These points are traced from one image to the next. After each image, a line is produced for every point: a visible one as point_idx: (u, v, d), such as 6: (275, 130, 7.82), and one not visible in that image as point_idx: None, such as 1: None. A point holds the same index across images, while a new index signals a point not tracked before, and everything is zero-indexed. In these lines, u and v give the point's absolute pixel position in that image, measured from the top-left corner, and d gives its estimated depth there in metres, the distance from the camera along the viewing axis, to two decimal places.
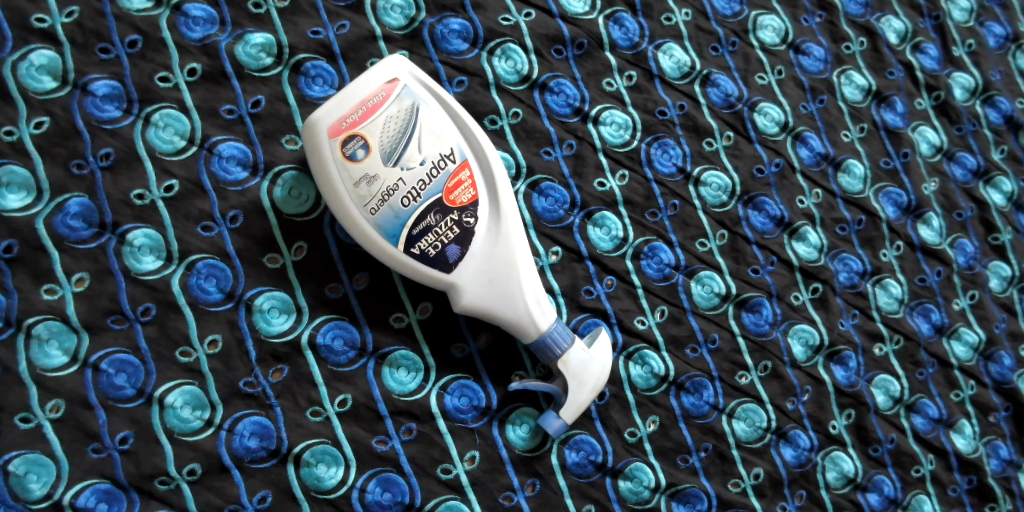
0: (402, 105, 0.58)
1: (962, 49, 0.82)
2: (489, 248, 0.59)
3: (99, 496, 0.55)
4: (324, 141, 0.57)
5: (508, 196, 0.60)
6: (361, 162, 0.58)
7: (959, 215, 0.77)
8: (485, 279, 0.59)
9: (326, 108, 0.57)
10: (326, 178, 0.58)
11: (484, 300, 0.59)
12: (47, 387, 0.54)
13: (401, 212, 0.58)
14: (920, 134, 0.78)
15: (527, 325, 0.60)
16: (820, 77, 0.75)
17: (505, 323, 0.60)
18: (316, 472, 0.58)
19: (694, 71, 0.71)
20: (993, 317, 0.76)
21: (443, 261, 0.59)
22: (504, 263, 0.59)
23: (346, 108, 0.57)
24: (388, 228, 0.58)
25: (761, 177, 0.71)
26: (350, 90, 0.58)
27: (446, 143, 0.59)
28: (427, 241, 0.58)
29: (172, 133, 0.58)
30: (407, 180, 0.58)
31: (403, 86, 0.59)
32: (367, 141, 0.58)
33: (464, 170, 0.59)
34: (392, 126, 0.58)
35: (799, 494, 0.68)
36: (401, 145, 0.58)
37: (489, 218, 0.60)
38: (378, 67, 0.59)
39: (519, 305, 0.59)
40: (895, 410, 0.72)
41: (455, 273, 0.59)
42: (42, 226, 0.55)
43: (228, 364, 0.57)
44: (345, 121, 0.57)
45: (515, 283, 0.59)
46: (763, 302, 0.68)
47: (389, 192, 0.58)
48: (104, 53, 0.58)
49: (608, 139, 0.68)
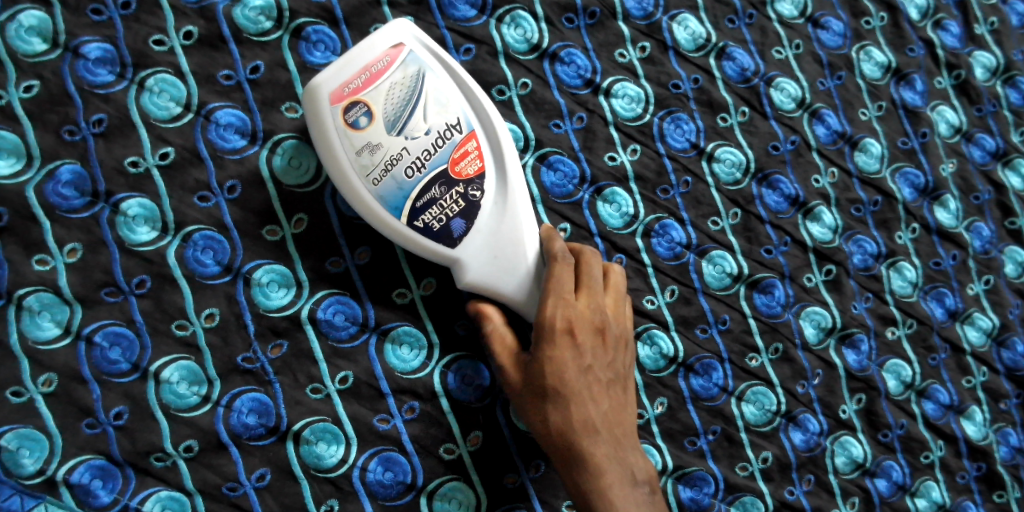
0: (408, 71, 0.56)
1: (985, 27, 0.79)
2: (494, 223, 0.57)
3: (94, 472, 0.53)
4: (325, 107, 0.55)
5: (517, 169, 0.58)
6: (363, 131, 0.56)
7: (977, 198, 0.75)
8: (489, 254, 0.57)
9: (327, 73, 0.55)
10: (326, 145, 0.56)
11: (488, 276, 0.57)
12: (39, 361, 0.53)
13: (405, 184, 0.56)
14: (939, 113, 0.76)
15: (531, 305, 0.58)
16: (839, 53, 0.73)
17: (508, 301, 0.58)
18: (316, 451, 0.56)
19: (709, 44, 0.69)
20: (1007, 302, 0.75)
21: (447, 235, 0.57)
22: (510, 240, 0.57)
23: (348, 74, 0.55)
24: (388, 200, 0.56)
25: (777, 154, 0.69)
26: (353, 55, 0.56)
27: (452, 112, 0.57)
28: (430, 214, 0.57)
29: (168, 100, 0.56)
30: (411, 149, 0.56)
31: (408, 52, 0.57)
32: (371, 108, 0.56)
33: (470, 141, 0.57)
34: (396, 93, 0.56)
35: (807, 479, 0.66)
36: (406, 114, 0.56)
37: (495, 192, 0.58)
38: (383, 30, 0.57)
39: (524, 284, 0.58)
40: (906, 396, 0.70)
41: (459, 248, 0.57)
42: (33, 194, 0.54)
43: (225, 339, 0.56)
44: (347, 87, 0.55)
45: (521, 260, 0.57)
46: (776, 283, 0.67)
47: (392, 162, 0.56)
48: (97, 14, 0.56)
49: (620, 112, 0.65)
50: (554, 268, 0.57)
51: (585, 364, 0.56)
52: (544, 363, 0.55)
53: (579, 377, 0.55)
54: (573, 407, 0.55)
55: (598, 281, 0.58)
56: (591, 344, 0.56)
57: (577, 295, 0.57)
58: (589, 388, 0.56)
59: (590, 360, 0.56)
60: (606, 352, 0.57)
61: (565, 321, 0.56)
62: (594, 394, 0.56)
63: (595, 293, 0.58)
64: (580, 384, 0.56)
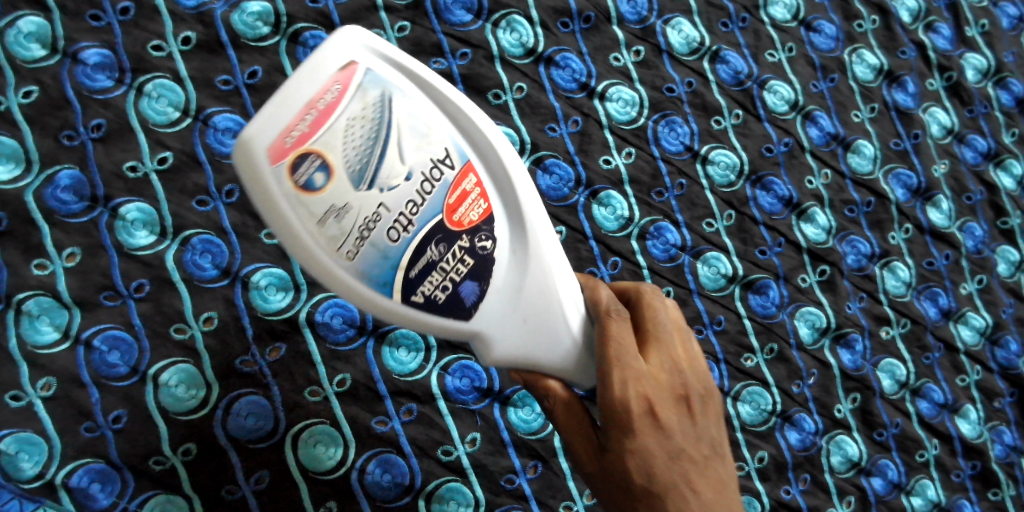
0: (368, 97, 0.46)
1: (976, 29, 0.80)
2: (516, 280, 0.49)
3: (93, 476, 0.53)
4: (266, 170, 0.44)
5: (530, 197, 0.49)
6: (322, 191, 0.45)
7: (969, 198, 0.76)
8: (517, 318, 0.49)
9: (260, 123, 0.44)
10: (279, 219, 0.45)
11: (521, 346, 0.49)
12: (38, 365, 0.53)
13: (390, 250, 0.47)
14: (931, 115, 0.76)
15: (586, 365, 0.49)
16: (832, 56, 0.74)
17: (551, 370, 0.49)
18: (315, 453, 0.57)
19: (703, 47, 0.69)
20: (1000, 301, 0.75)
21: (458, 306, 0.48)
22: (538, 293, 0.48)
23: (288, 117, 0.44)
24: (376, 271, 0.47)
25: (770, 156, 0.69)
26: (287, 91, 0.44)
27: (437, 140, 0.47)
28: (431, 280, 0.48)
29: (166, 104, 0.57)
30: (391, 203, 0.46)
31: (362, 72, 0.46)
32: (327, 158, 0.45)
33: (467, 176, 0.48)
34: (358, 129, 0.45)
35: (803, 478, 0.66)
36: (376, 156, 0.46)
37: (511, 239, 0.49)
38: (319, 53, 0.45)
39: (567, 346, 0.49)
40: (900, 395, 0.70)
41: (476, 318, 0.49)
42: (32, 198, 0.54)
43: (224, 342, 0.56)
44: (290, 135, 0.44)
45: (556, 313, 0.49)
46: (770, 283, 0.67)
47: (371, 224, 0.46)
48: (95, 21, 0.57)
49: (615, 115, 0.66)
50: (609, 325, 0.48)
51: (676, 448, 0.47)
52: (626, 454, 0.46)
53: (670, 464, 0.47)
54: (673, 504, 0.47)
55: (668, 334, 0.49)
56: (676, 419, 0.48)
57: (647, 359, 0.49)
58: (684, 475, 0.47)
59: (679, 439, 0.47)
60: (694, 425, 0.49)
61: (643, 400, 0.47)
62: (693, 482, 0.47)
63: (666, 347, 0.49)
64: (675, 474, 0.47)
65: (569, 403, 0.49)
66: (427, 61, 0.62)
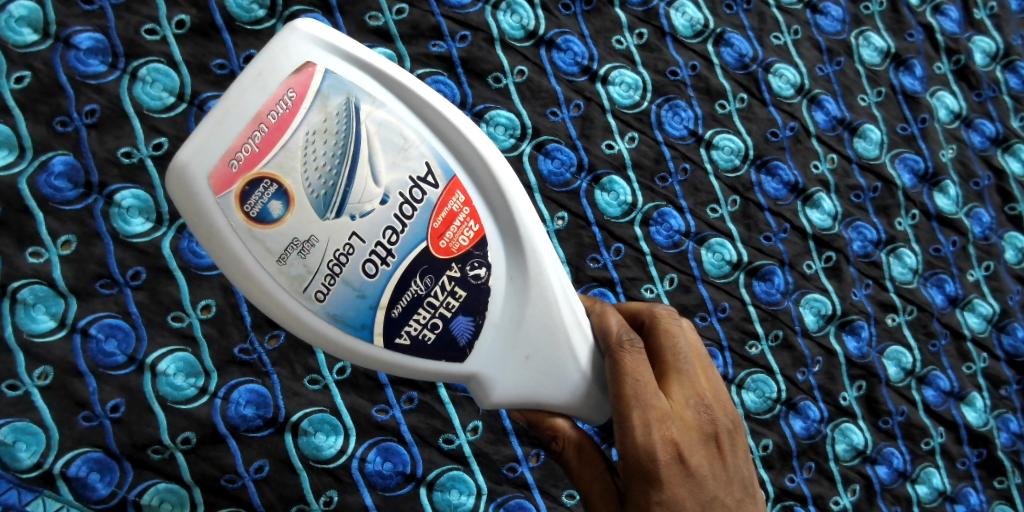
0: (328, 106, 0.45)
1: (984, 12, 0.79)
2: (516, 313, 0.47)
3: (91, 465, 0.53)
4: (209, 201, 0.43)
5: (529, 210, 0.47)
6: (280, 222, 0.44)
7: (977, 184, 0.75)
8: (519, 356, 0.47)
9: (196, 146, 0.43)
10: (230, 257, 0.44)
11: (526, 387, 0.47)
12: (35, 354, 0.53)
13: (365, 288, 0.46)
14: (939, 99, 0.75)
15: (599, 401, 0.48)
16: (838, 38, 0.73)
17: (559, 408, 0.48)
18: (314, 442, 0.56)
19: (707, 29, 0.68)
20: (1007, 289, 0.75)
21: (452, 346, 0.47)
22: (542, 326, 0.47)
23: (230, 141, 0.43)
24: (356, 308, 0.46)
25: (776, 141, 0.68)
26: (229, 106, 0.43)
27: (414, 153, 0.46)
28: (419, 318, 0.47)
29: (161, 89, 0.56)
30: (362, 232, 0.45)
31: (321, 79, 0.44)
32: (282, 185, 0.44)
33: (452, 194, 0.46)
34: (319, 145, 0.44)
35: (807, 466, 0.65)
36: (344, 178, 0.45)
37: (509, 266, 0.47)
38: (261, 61, 0.44)
39: (576, 379, 0.47)
40: (906, 382, 0.70)
41: (472, 358, 0.47)
42: (25, 185, 0.53)
43: (222, 331, 0.56)
44: (235, 156, 0.43)
45: (562, 347, 0.47)
46: (775, 270, 0.66)
47: (342, 257, 0.45)
48: (87, 4, 0.56)
49: (617, 99, 0.65)
50: (624, 358, 0.46)
51: (708, 497, 0.47)
52: (654, 504, 0.45)
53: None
54: None
55: (688, 365, 0.48)
56: (705, 461, 0.47)
57: (670, 396, 0.47)
58: None
59: (710, 484, 0.47)
60: (725, 466, 0.48)
61: (670, 445, 0.46)
62: None
63: (688, 381, 0.48)
64: None
65: (581, 444, 0.48)
66: (425, 44, 0.61)
